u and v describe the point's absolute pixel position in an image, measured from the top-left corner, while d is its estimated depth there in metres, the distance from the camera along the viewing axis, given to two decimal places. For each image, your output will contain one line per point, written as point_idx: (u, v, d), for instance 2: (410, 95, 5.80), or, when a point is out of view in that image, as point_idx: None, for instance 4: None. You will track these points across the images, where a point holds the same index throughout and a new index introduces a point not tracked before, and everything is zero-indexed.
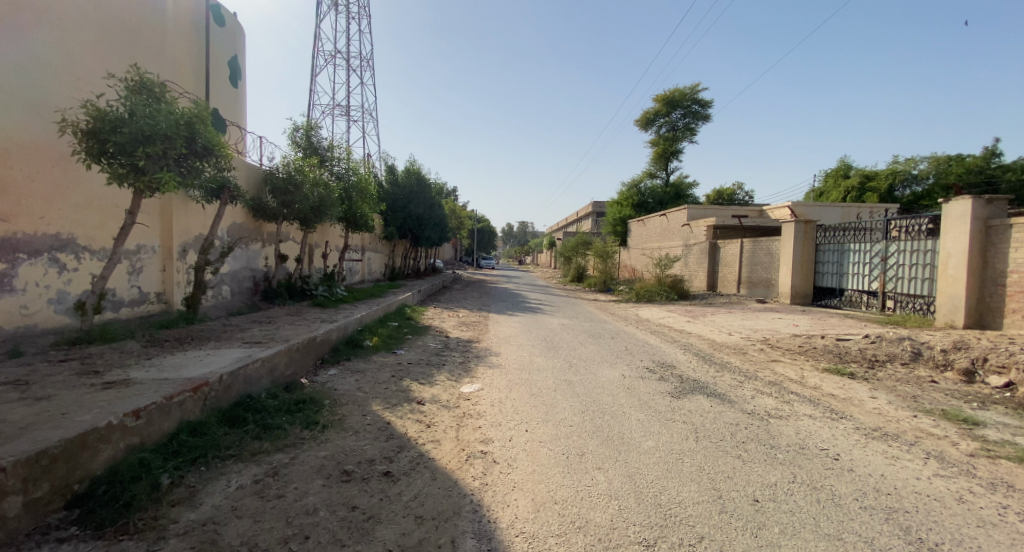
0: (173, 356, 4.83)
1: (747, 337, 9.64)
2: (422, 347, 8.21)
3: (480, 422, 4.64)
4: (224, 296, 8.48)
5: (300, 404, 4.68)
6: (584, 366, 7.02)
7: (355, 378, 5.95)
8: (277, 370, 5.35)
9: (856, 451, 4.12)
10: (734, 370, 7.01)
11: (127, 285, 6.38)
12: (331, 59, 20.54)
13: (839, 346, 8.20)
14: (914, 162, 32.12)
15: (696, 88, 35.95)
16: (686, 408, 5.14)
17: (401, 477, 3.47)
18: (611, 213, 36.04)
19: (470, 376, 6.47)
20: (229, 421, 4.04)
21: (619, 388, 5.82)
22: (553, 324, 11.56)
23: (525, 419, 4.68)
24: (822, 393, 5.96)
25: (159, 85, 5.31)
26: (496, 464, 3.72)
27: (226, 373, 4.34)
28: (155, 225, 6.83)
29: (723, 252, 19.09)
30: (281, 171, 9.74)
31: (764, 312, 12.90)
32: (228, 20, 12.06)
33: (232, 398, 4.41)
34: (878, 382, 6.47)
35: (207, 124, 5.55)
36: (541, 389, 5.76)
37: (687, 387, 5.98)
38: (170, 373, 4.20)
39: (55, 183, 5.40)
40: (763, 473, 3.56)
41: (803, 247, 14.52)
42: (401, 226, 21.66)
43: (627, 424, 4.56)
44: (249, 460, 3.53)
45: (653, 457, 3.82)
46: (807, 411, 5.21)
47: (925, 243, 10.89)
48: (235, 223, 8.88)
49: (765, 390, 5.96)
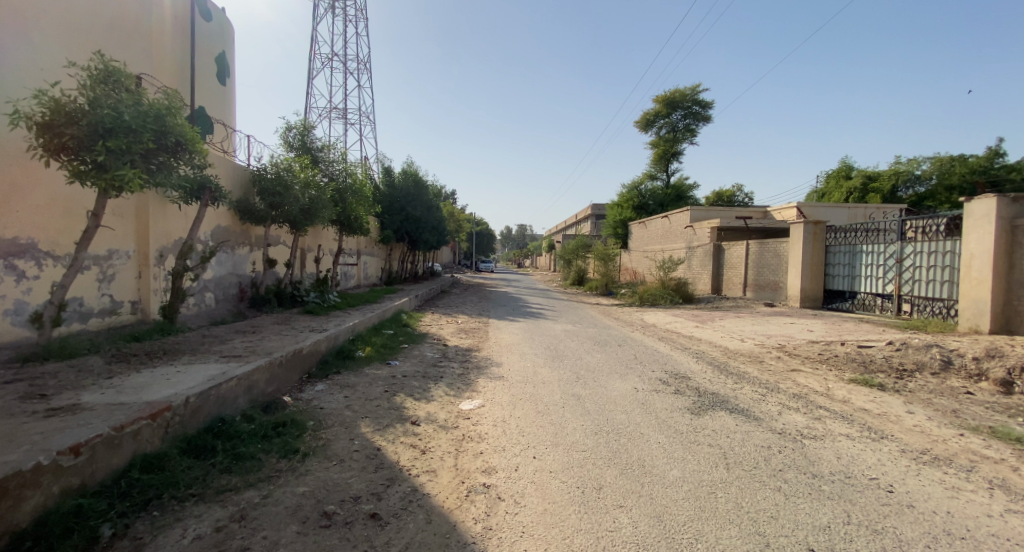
0: (138, 374, 4.30)
1: (761, 343, 9.15)
2: (418, 358, 7.70)
3: (481, 447, 4.13)
4: (206, 303, 7.97)
5: (279, 428, 4.16)
6: (593, 377, 6.51)
7: (344, 394, 5.44)
8: (256, 388, 4.84)
9: (910, 481, 3.63)
10: (753, 382, 6.51)
11: (96, 293, 5.86)
12: (328, 61, 20.24)
13: (862, 354, 7.70)
14: (917, 162, 31.64)
15: (697, 88, 35.72)
16: (710, 427, 4.62)
17: (391, 520, 2.96)
18: (611, 215, 35.62)
19: (469, 390, 5.94)
20: (195, 451, 3.52)
21: (633, 404, 5.31)
22: (556, 330, 11.06)
23: (532, 443, 4.17)
24: (853, 407, 5.46)
25: (126, 74, 4.79)
26: (502, 502, 3.21)
27: (193, 395, 3.83)
28: (129, 228, 6.33)
29: (728, 253, 18.62)
30: (269, 172, 9.27)
31: (775, 316, 12.44)
32: (214, 16, 11.57)
33: (200, 423, 3.89)
34: (911, 394, 5.97)
35: (180, 117, 5.05)
36: (548, 405, 5.25)
37: (707, 402, 5.48)
38: (127, 396, 3.68)
39: (13, 183, 4.90)
40: (812, 513, 3.06)
41: (813, 248, 14.02)
42: (398, 229, 21.16)
43: (647, 449, 4.05)
44: (212, 501, 3.01)
45: (682, 491, 3.31)
46: (843, 430, 4.71)
47: (943, 244, 10.44)
48: (220, 226, 8.37)
49: (792, 405, 5.44)
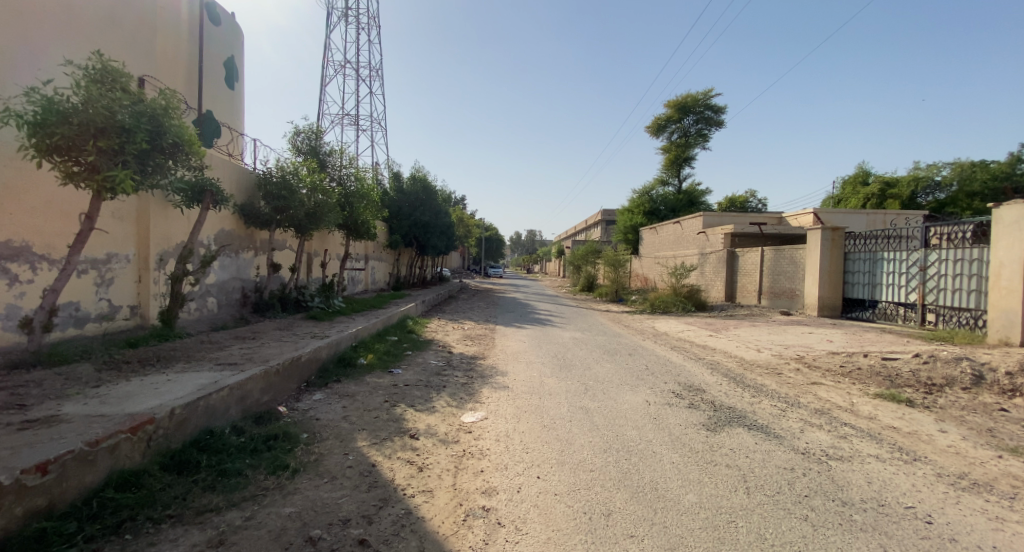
0: (127, 383, 4.13)
1: (778, 354, 8.78)
2: (421, 366, 7.48)
3: (482, 465, 3.88)
4: (208, 308, 7.85)
5: (271, 442, 3.95)
6: (601, 389, 6.22)
7: (343, 405, 5.24)
8: (250, 398, 4.65)
9: (950, 510, 3.30)
10: (771, 396, 6.18)
11: (94, 298, 5.75)
12: (340, 69, 20.67)
13: (886, 367, 7.31)
14: (937, 168, 30.81)
15: (709, 93, 35.38)
16: (727, 446, 4.32)
17: (380, 548, 2.72)
18: (621, 221, 35.27)
19: (472, 401, 5.70)
20: (177, 467, 3.32)
21: (645, 419, 5.03)
22: (564, 338, 10.78)
23: (536, 461, 3.92)
24: (881, 425, 5.11)
25: (124, 75, 4.65)
26: (502, 528, 2.95)
27: (179, 406, 3.64)
28: (129, 232, 6.23)
29: (742, 260, 18.19)
30: (275, 175, 9.19)
31: (792, 325, 12.02)
32: (223, 19, 11.58)
33: (187, 437, 3.69)
34: (942, 411, 5.60)
35: (177, 116, 4.90)
36: (554, 419, 4.98)
37: (723, 417, 5.17)
38: (111, 407, 3.51)
39: (7, 184, 4.80)
40: (844, 547, 2.76)
41: (830, 255, 13.61)
42: (406, 233, 21.07)
43: (660, 470, 3.76)
44: (191, 523, 2.80)
45: (698, 520, 3.03)
46: (872, 451, 4.38)
47: (970, 252, 10.02)
48: (223, 230, 8.26)
49: (814, 422, 5.12)
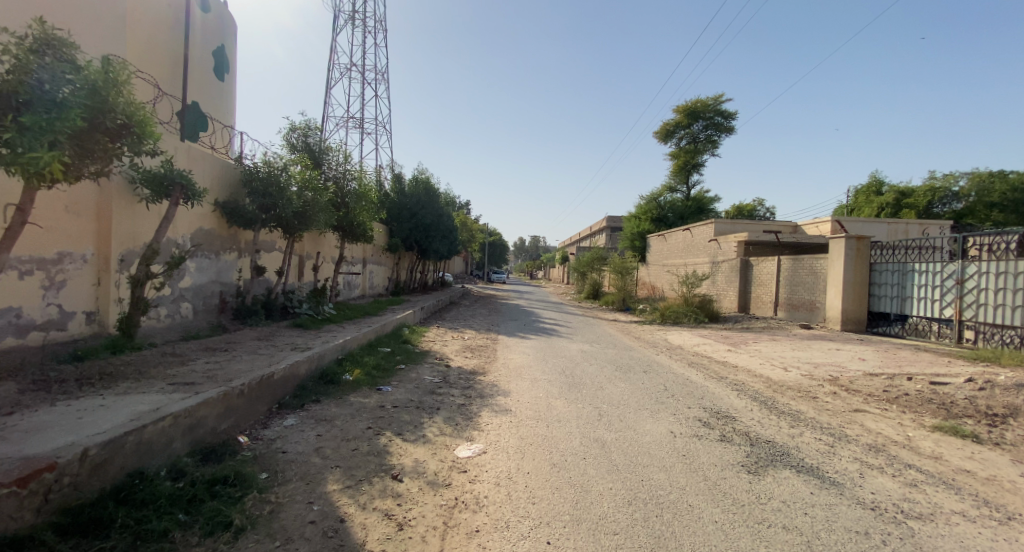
0: (46, 411, 3.40)
1: (809, 374, 7.95)
2: (414, 383, 6.69)
3: (477, 522, 3.11)
4: (180, 314, 7.13)
5: (217, 487, 3.19)
6: (618, 416, 5.44)
7: (318, 433, 4.48)
8: (203, 427, 3.91)
9: None
10: (812, 425, 5.39)
11: (41, 303, 5.04)
12: (347, 71, 20.31)
13: (938, 393, 6.49)
14: (954, 178, 29.94)
15: (718, 99, 34.76)
16: (776, 497, 3.54)
17: None
18: (628, 228, 34.39)
19: (470, 429, 4.93)
20: (83, 528, 2.56)
21: (673, 457, 4.26)
22: (572, 351, 10.00)
23: (545, 517, 3.15)
24: (953, 468, 4.32)
25: (68, 44, 3.90)
26: None
27: (96, 446, 2.89)
28: (87, 228, 5.52)
29: (757, 270, 17.37)
30: (261, 171, 8.51)
31: (817, 341, 11.19)
32: (212, 6, 10.87)
33: (106, 483, 2.94)
34: (1018, 449, 4.78)
35: (125, 91, 4.11)
36: (565, 456, 4.20)
37: (764, 456, 4.38)
38: (8, 446, 2.78)
39: None
40: None
41: (855, 265, 12.75)
42: (407, 237, 20.38)
43: (700, 533, 2.99)
44: None
45: None
46: (953, 505, 3.59)
47: (1015, 264, 9.23)
48: (202, 229, 7.58)
49: (873, 464, 4.33)
